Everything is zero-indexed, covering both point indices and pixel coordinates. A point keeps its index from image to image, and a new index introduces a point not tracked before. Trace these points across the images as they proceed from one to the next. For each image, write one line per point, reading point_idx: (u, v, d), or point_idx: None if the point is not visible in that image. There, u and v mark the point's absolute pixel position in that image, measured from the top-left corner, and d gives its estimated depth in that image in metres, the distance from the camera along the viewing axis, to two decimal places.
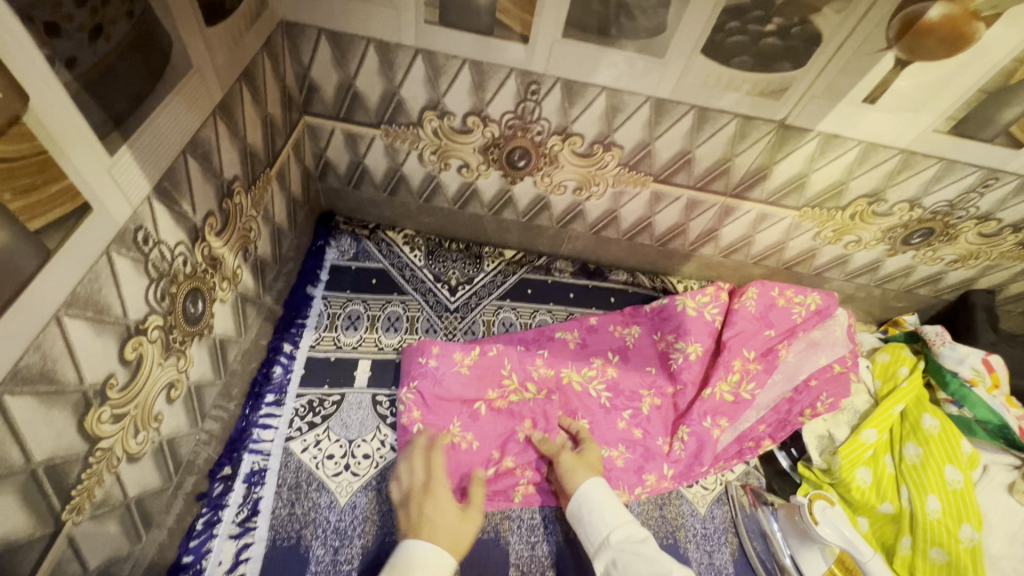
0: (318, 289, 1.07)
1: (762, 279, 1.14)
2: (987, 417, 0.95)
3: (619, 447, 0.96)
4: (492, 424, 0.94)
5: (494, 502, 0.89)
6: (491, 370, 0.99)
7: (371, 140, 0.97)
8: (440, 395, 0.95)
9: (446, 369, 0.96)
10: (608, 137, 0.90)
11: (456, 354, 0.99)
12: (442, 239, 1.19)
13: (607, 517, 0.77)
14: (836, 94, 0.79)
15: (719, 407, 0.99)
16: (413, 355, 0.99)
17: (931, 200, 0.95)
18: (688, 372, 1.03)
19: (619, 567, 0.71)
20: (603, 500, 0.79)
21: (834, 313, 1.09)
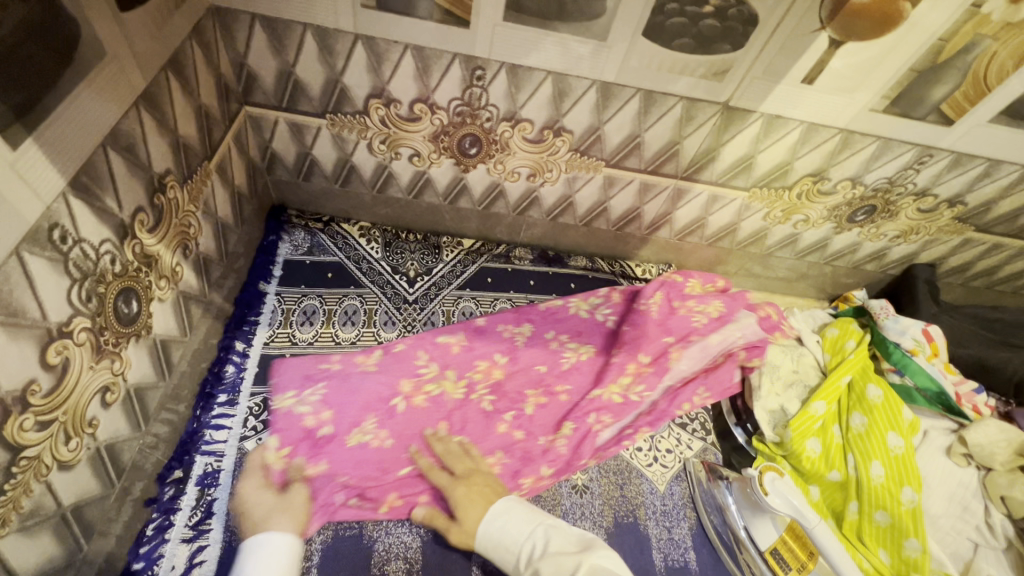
0: (270, 284, 1.04)
1: (674, 278, 1.17)
2: (927, 385, 1.00)
3: (498, 453, 0.91)
4: (373, 435, 0.88)
5: (343, 513, 0.81)
6: (399, 366, 0.98)
7: (317, 130, 0.95)
8: (347, 393, 0.92)
9: (351, 370, 0.95)
10: (558, 122, 0.90)
11: (358, 358, 0.98)
12: (399, 231, 1.18)
13: (509, 549, 0.68)
14: (776, 75, 0.80)
15: (606, 404, 0.99)
16: (306, 360, 0.96)
17: (872, 177, 0.98)
18: (578, 372, 1.04)
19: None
20: (494, 532, 0.69)
21: (737, 317, 1.12)
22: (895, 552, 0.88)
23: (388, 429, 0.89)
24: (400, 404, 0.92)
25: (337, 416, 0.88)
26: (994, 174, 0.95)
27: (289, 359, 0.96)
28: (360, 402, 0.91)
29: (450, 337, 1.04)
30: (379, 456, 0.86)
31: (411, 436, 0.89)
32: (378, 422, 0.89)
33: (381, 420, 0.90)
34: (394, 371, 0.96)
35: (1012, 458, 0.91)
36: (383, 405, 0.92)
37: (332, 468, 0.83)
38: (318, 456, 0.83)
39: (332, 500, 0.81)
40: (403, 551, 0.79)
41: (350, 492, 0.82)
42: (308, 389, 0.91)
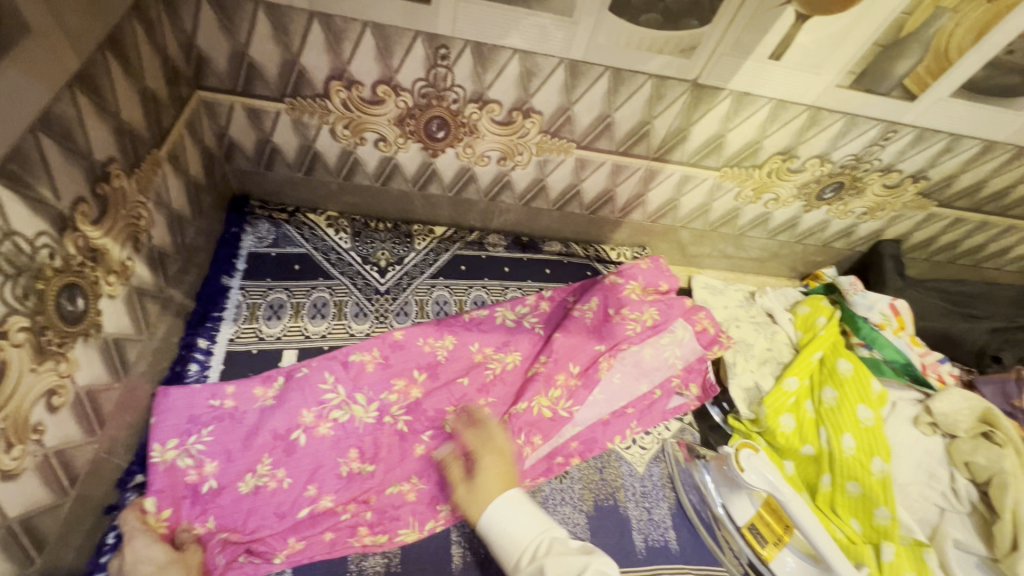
0: (234, 279, 1.00)
1: (615, 282, 1.11)
2: (894, 357, 1.03)
3: (412, 479, 0.87)
4: (270, 478, 0.81)
5: (241, 567, 0.73)
6: (301, 395, 0.89)
7: (275, 115, 0.91)
8: (238, 437, 0.83)
9: (246, 407, 0.86)
10: (526, 103, 0.88)
11: (254, 390, 0.88)
12: (368, 219, 1.14)
13: (507, 543, 0.70)
14: (744, 51, 0.79)
15: (535, 423, 0.93)
16: (196, 394, 0.84)
17: (840, 154, 0.99)
18: (501, 385, 0.99)
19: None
20: (498, 524, 0.71)
21: (670, 327, 1.08)
22: (866, 520, 0.90)
23: (286, 470, 0.82)
24: (301, 439, 0.85)
25: (223, 466, 0.80)
26: (956, 148, 0.97)
27: (200, 386, 0.85)
28: (255, 444, 0.83)
29: (361, 355, 0.96)
30: (276, 500, 0.79)
31: (312, 474, 0.83)
32: (274, 463, 0.82)
33: (278, 460, 0.82)
34: (293, 404, 0.87)
35: (975, 425, 0.95)
36: (281, 442, 0.84)
37: (219, 523, 0.76)
38: (205, 515, 0.76)
39: (213, 563, 0.72)
40: (382, 545, 0.80)
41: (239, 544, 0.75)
42: (194, 435, 0.81)
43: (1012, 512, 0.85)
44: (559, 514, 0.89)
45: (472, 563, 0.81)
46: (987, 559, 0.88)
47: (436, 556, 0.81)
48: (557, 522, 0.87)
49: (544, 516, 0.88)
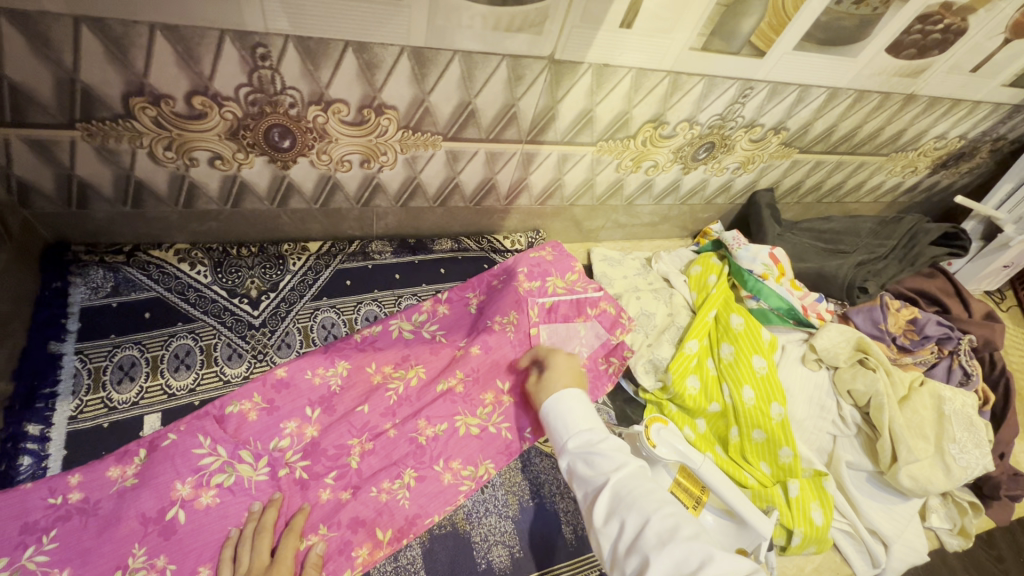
0: (66, 343, 0.85)
1: (529, 288, 1.07)
2: (778, 305, 1.07)
3: (319, 529, 0.78)
4: (147, 570, 0.70)
5: None
6: (170, 466, 0.76)
7: (70, 145, 0.75)
8: (93, 536, 0.70)
9: (100, 496, 0.73)
10: (376, 99, 0.79)
11: (108, 473, 0.75)
12: (227, 246, 1.00)
13: (573, 423, 0.77)
14: (594, 21, 0.75)
15: (455, 443, 0.90)
16: (29, 496, 0.70)
17: (705, 115, 0.99)
18: (409, 404, 0.92)
19: (581, 464, 0.73)
20: (571, 409, 0.79)
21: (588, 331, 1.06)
22: (773, 461, 0.96)
23: (166, 555, 0.71)
24: (180, 515, 0.74)
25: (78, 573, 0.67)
26: (807, 98, 1.01)
27: (33, 484, 0.71)
28: (118, 536, 0.70)
29: (242, 403, 0.86)
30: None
31: (200, 554, 0.72)
32: (150, 550, 0.71)
33: (154, 546, 0.71)
34: (161, 479, 0.75)
35: (852, 354, 1.02)
36: (154, 526, 0.72)
37: None
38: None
39: None
40: None
41: None
42: (30, 547, 0.68)
43: (888, 428, 0.93)
44: (483, 527, 0.86)
45: None
46: (874, 472, 0.99)
47: None
48: (481, 536, 0.85)
49: (467, 534, 0.84)
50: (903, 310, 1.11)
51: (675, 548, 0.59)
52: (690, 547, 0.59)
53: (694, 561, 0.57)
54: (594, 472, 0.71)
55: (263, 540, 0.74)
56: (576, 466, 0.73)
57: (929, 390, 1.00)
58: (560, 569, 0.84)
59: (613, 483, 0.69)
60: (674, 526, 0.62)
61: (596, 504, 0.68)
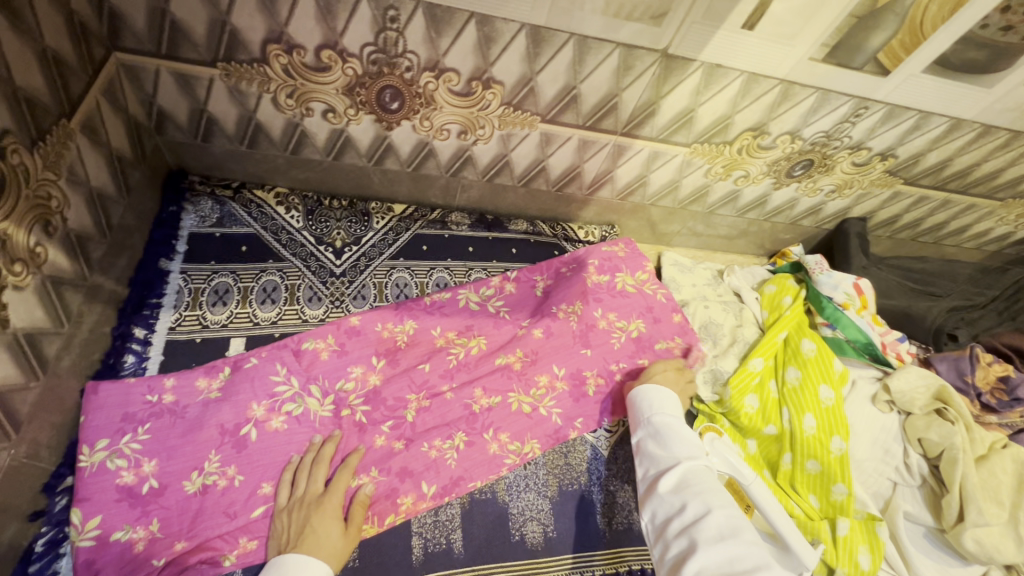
0: (173, 262, 0.92)
1: (599, 282, 1.08)
2: (856, 337, 1.02)
3: (371, 470, 0.83)
4: (219, 475, 0.76)
5: None
6: (250, 387, 0.83)
7: (209, 82, 0.82)
8: (178, 436, 0.77)
9: (187, 403, 0.80)
10: (486, 72, 0.82)
11: (197, 382, 0.82)
12: (321, 196, 1.06)
13: (661, 407, 0.83)
14: (715, 18, 0.74)
15: (509, 417, 0.92)
16: (131, 389, 0.78)
17: (810, 131, 0.96)
18: (467, 371, 0.95)
19: (655, 443, 0.78)
20: (662, 396, 0.85)
21: (655, 343, 1.05)
22: (823, 496, 0.91)
23: (236, 466, 0.77)
24: (252, 433, 0.80)
25: (163, 465, 0.75)
26: (925, 126, 0.96)
27: (135, 380, 0.79)
28: (199, 442, 0.77)
29: (317, 342, 0.91)
30: (226, 499, 0.75)
31: (266, 471, 0.78)
32: (223, 459, 0.77)
33: (227, 457, 0.78)
34: (240, 397, 0.82)
35: (929, 402, 0.96)
36: (229, 438, 0.79)
37: (166, 529, 0.72)
38: (147, 517, 0.72)
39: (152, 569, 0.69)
40: None
41: (188, 543, 0.72)
42: (127, 434, 0.75)
43: (959, 486, 0.87)
44: (522, 501, 0.88)
45: (432, 552, 0.80)
46: (935, 529, 0.92)
47: (396, 554, 0.79)
48: (519, 509, 0.87)
49: (506, 504, 0.87)
50: (995, 366, 1.02)
51: (731, 543, 0.61)
52: (747, 547, 0.60)
53: (745, 560, 0.59)
54: (665, 455, 0.76)
55: (320, 469, 0.78)
56: (649, 444, 0.79)
57: (1011, 455, 0.92)
58: (598, 561, 0.85)
59: (685, 466, 0.73)
60: (736, 525, 0.63)
61: (663, 478, 0.72)
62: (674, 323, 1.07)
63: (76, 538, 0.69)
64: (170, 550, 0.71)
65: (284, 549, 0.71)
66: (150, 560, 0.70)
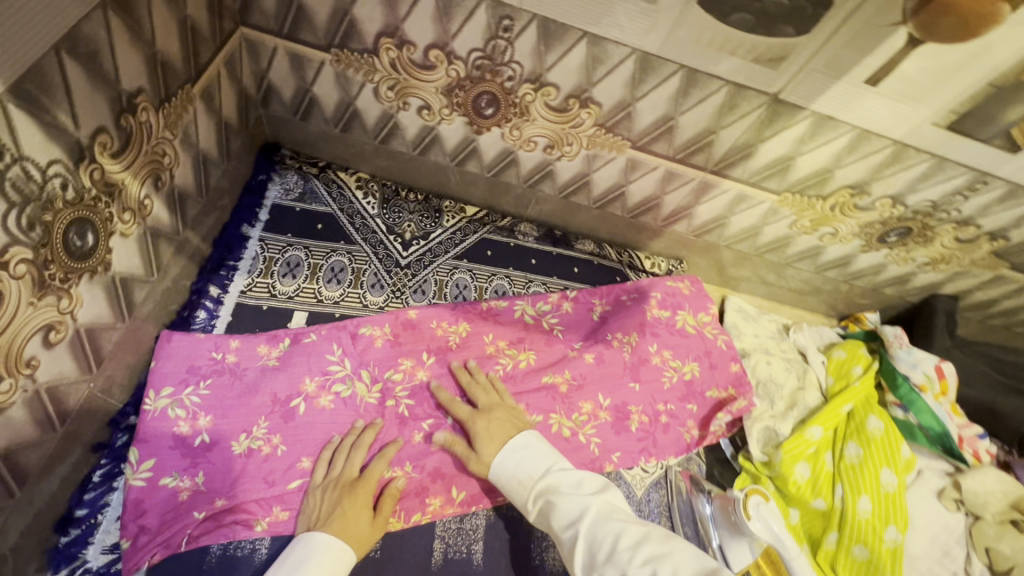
0: (255, 229, 0.96)
1: (658, 317, 1.05)
2: (930, 424, 0.94)
3: (405, 465, 0.83)
4: (264, 442, 0.79)
5: (217, 534, 0.72)
6: (307, 362, 0.85)
7: (320, 66, 0.86)
8: (234, 396, 0.80)
9: (247, 366, 0.83)
10: (586, 91, 0.81)
11: (259, 348, 0.85)
12: (399, 187, 1.08)
13: (535, 465, 0.73)
14: (837, 70, 0.71)
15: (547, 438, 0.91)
16: (200, 344, 0.82)
17: (916, 198, 0.90)
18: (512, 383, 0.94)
19: (547, 509, 0.68)
20: (523, 455, 0.75)
21: (705, 390, 1.02)
22: None
23: (281, 436, 0.80)
24: (301, 407, 0.82)
25: (217, 422, 0.78)
26: None
27: (204, 336, 0.83)
28: (252, 406, 0.80)
29: (373, 328, 0.92)
30: (268, 466, 0.78)
31: (308, 446, 0.80)
32: (271, 427, 0.80)
33: (275, 425, 0.80)
34: (296, 369, 0.84)
35: (1004, 510, 0.87)
36: (280, 408, 0.81)
37: (210, 483, 0.75)
38: (195, 469, 0.75)
39: (192, 520, 0.72)
40: None
41: (227, 501, 0.74)
42: (190, 386, 0.79)
43: None
44: None
45: (451, 558, 0.80)
46: None
47: (416, 553, 0.79)
48: (542, 533, 0.85)
49: (530, 525, 0.85)
50: None
51: None
52: None
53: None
54: (564, 519, 0.66)
55: (358, 454, 0.79)
56: (545, 513, 0.69)
57: None
58: None
59: (588, 524, 0.64)
60: None
61: (575, 546, 0.63)
62: (728, 372, 1.03)
63: (130, 476, 0.72)
64: (210, 505, 0.74)
65: (312, 526, 0.72)
66: (191, 510, 0.73)
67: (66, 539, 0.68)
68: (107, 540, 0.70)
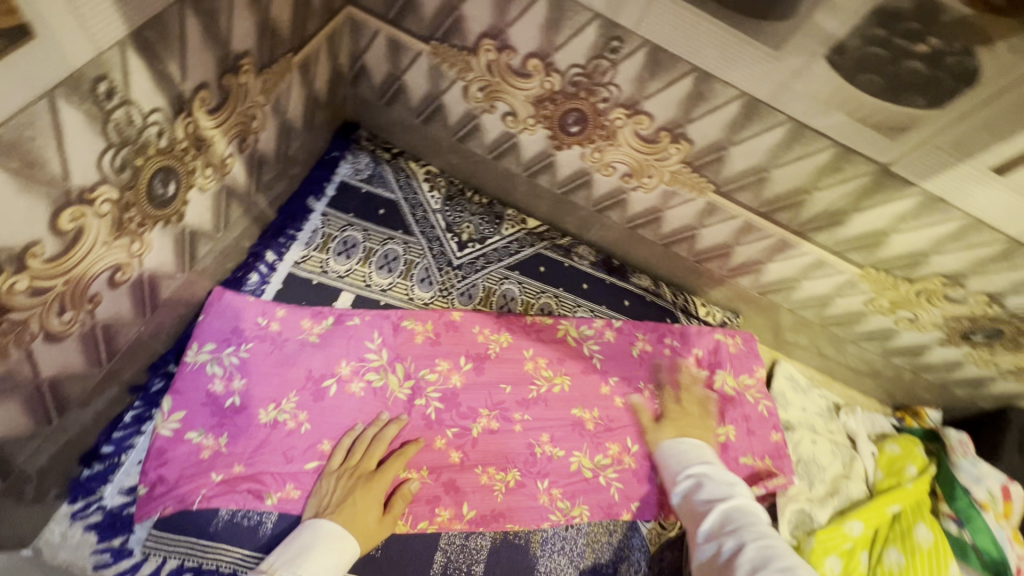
0: (320, 203, 0.96)
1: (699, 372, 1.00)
2: (985, 547, 0.86)
3: (421, 469, 0.81)
4: (290, 417, 0.78)
5: (230, 499, 0.72)
6: (345, 345, 0.85)
7: (416, 56, 0.86)
8: (270, 365, 0.80)
9: (288, 337, 0.83)
10: (681, 126, 0.78)
11: (302, 322, 0.85)
12: (465, 187, 1.07)
13: (700, 455, 0.80)
14: (962, 151, 0.65)
15: (568, 472, 0.87)
16: (247, 307, 0.83)
17: (1016, 301, 0.82)
18: (543, 407, 0.90)
19: (689, 483, 0.76)
20: (688, 446, 0.82)
21: (740, 456, 0.96)
22: None
23: (307, 414, 0.79)
24: (332, 388, 0.82)
25: (249, 387, 0.78)
26: None
27: (253, 300, 0.83)
28: (285, 377, 0.80)
29: (415, 324, 0.91)
30: (289, 441, 0.77)
31: (330, 430, 0.79)
32: (299, 404, 0.79)
33: (304, 401, 0.80)
34: (334, 350, 0.84)
35: None
36: (311, 385, 0.81)
37: (231, 447, 0.74)
38: (220, 429, 0.75)
39: (208, 480, 0.72)
40: None
41: (244, 468, 0.74)
42: (231, 346, 0.80)
43: None
44: (551, 563, 0.82)
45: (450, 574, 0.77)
46: None
47: (415, 562, 0.77)
48: (546, 570, 0.81)
49: (535, 558, 0.81)
50: None
51: None
52: None
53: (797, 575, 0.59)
54: (704, 494, 0.73)
55: (378, 449, 0.78)
56: (685, 486, 0.76)
57: None
58: None
59: (728, 504, 0.70)
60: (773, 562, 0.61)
61: (705, 514, 0.70)
62: (767, 442, 0.97)
63: (159, 424, 0.73)
64: (228, 470, 0.73)
65: (320, 513, 0.71)
66: (209, 470, 0.73)
67: (88, 473, 0.70)
68: (124, 482, 0.71)
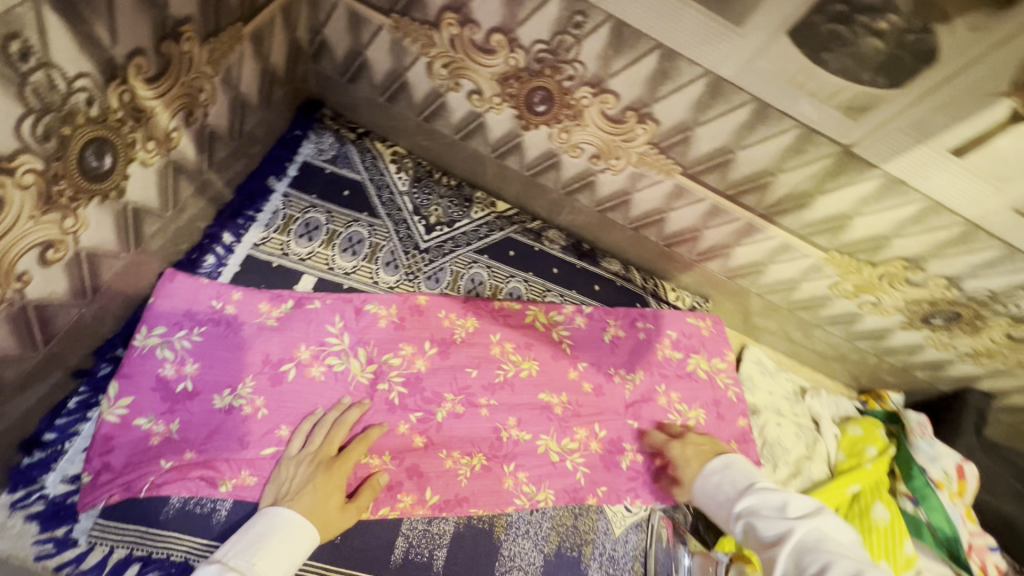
0: (280, 183, 0.93)
1: (669, 356, 1.01)
2: (940, 525, 0.88)
3: (384, 454, 0.80)
4: (246, 402, 0.76)
5: (181, 486, 0.70)
6: (305, 328, 0.83)
7: (377, 29, 0.83)
8: (224, 349, 0.78)
9: (245, 320, 0.80)
10: (646, 106, 0.77)
11: (259, 305, 0.82)
12: (433, 168, 1.05)
13: (732, 488, 0.78)
14: (921, 132, 0.65)
15: (533, 456, 0.87)
16: (202, 289, 0.80)
17: (974, 284, 0.83)
18: (509, 392, 0.89)
19: (748, 528, 0.73)
20: (731, 474, 0.80)
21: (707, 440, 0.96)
22: None
23: (264, 399, 0.77)
24: (290, 372, 0.79)
25: (203, 371, 0.76)
26: None
27: (208, 282, 0.81)
28: (240, 362, 0.78)
29: (379, 307, 0.89)
30: (244, 427, 0.75)
31: (288, 415, 0.77)
32: (255, 388, 0.77)
33: (260, 385, 0.77)
34: (293, 334, 0.82)
35: None
36: (269, 369, 0.79)
37: (183, 433, 0.72)
38: (171, 415, 0.73)
39: (157, 467, 0.70)
40: None
41: (197, 455, 0.72)
42: (183, 330, 0.77)
43: None
44: (516, 547, 0.81)
45: (411, 559, 0.76)
46: None
47: (375, 548, 0.75)
48: (510, 554, 0.80)
49: (499, 542, 0.81)
50: None
51: None
52: None
53: None
54: (768, 535, 0.71)
55: (337, 434, 0.76)
56: (746, 532, 0.74)
57: None
58: None
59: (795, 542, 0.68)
60: None
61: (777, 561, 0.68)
62: (733, 425, 0.98)
63: (107, 410, 0.71)
64: (179, 456, 0.71)
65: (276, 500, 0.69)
66: (160, 456, 0.70)
67: (30, 460, 0.67)
68: (68, 470, 0.69)
